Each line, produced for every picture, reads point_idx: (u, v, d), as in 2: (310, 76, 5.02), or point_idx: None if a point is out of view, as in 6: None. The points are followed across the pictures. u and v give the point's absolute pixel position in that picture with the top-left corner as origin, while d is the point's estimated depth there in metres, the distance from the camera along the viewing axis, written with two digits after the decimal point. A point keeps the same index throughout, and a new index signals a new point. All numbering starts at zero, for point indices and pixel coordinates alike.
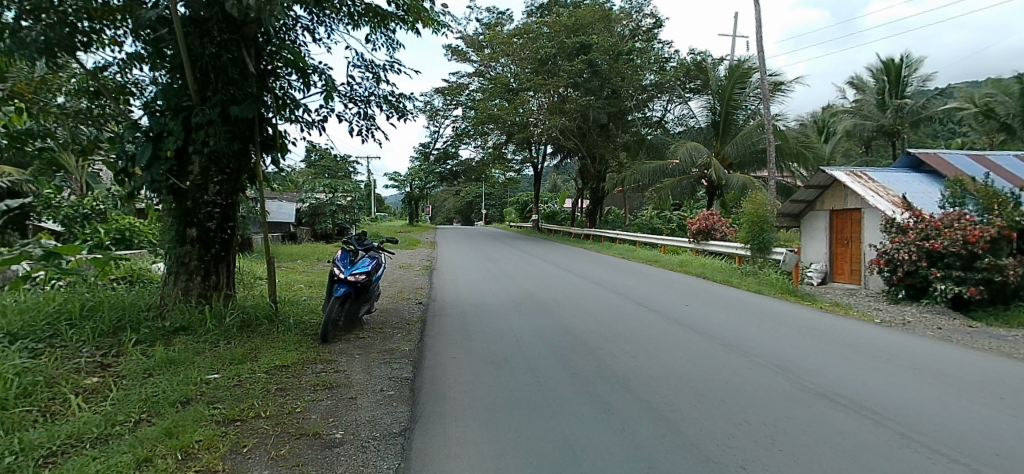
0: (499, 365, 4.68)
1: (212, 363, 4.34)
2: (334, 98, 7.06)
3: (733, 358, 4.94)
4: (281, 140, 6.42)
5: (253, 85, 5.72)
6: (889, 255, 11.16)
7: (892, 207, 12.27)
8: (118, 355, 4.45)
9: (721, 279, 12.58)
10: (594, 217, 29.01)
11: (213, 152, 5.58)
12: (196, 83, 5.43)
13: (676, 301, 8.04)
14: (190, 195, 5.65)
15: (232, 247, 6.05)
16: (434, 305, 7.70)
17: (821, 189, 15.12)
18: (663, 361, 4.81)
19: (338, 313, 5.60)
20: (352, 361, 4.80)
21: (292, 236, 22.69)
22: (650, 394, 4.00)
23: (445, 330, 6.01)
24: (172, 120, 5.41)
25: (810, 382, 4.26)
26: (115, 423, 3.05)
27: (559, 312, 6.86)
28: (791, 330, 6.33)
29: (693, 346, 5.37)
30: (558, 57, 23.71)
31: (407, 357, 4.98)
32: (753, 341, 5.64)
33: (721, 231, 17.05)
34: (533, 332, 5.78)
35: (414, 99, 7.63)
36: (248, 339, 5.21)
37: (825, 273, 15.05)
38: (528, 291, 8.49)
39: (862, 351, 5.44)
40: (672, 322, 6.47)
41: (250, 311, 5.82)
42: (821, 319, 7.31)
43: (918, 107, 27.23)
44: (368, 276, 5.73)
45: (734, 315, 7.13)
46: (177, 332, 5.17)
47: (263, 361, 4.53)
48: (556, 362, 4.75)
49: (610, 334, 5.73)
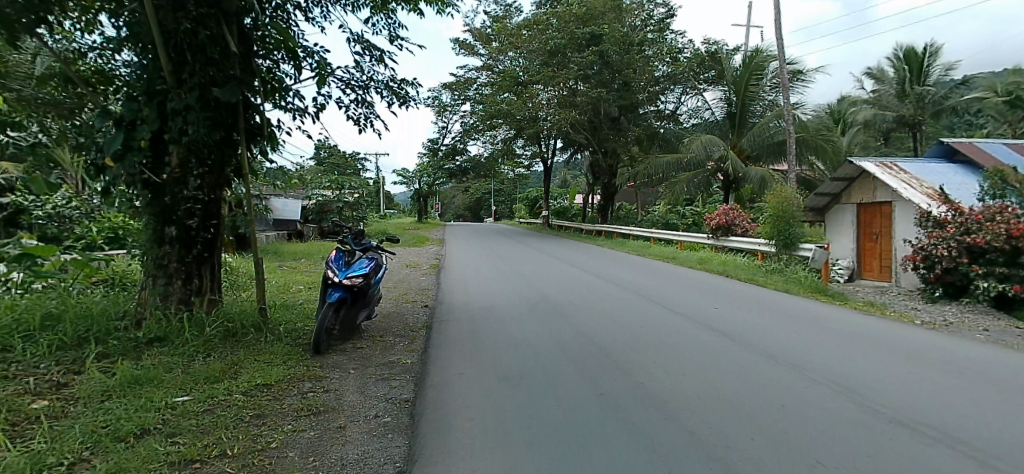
0: (514, 383, 4.08)
1: (182, 383, 3.76)
2: (329, 83, 6.46)
3: (783, 373, 4.34)
4: (273, 129, 5.87)
5: (235, 66, 5.16)
6: (926, 252, 10.38)
7: (927, 201, 11.52)
8: (76, 372, 3.89)
9: (745, 277, 11.88)
10: (606, 214, 28.33)
11: (192, 141, 5.02)
12: (171, 63, 4.89)
13: (704, 303, 7.45)
14: (167, 189, 5.09)
15: (216, 247, 5.49)
16: (441, 309, 7.11)
17: (847, 181, 14.36)
18: (703, 378, 4.21)
19: (332, 321, 5.02)
20: (345, 378, 4.21)
21: (300, 234, 21.92)
22: (694, 423, 3.37)
23: (452, 339, 5.45)
24: (146, 105, 4.88)
25: (881, 406, 3.65)
26: (41, 468, 2.49)
27: (578, 317, 6.32)
28: (839, 338, 5.73)
29: (734, 358, 4.76)
30: (567, 49, 23.04)
31: (409, 373, 4.37)
32: (799, 352, 5.02)
33: (742, 226, 16.30)
34: (553, 342, 5.22)
35: (417, 85, 7.01)
36: (231, 351, 4.65)
37: (852, 270, 14.26)
38: (543, 294, 7.92)
39: (928, 364, 4.79)
40: (706, 329, 5.86)
41: (234, 318, 5.21)
42: (867, 323, 6.69)
43: (939, 97, 26.28)
44: (366, 278, 5.15)
45: (771, 320, 6.55)
46: (151, 343, 4.62)
47: (242, 380, 3.96)
48: (579, 379, 4.18)
49: (637, 345, 5.14)
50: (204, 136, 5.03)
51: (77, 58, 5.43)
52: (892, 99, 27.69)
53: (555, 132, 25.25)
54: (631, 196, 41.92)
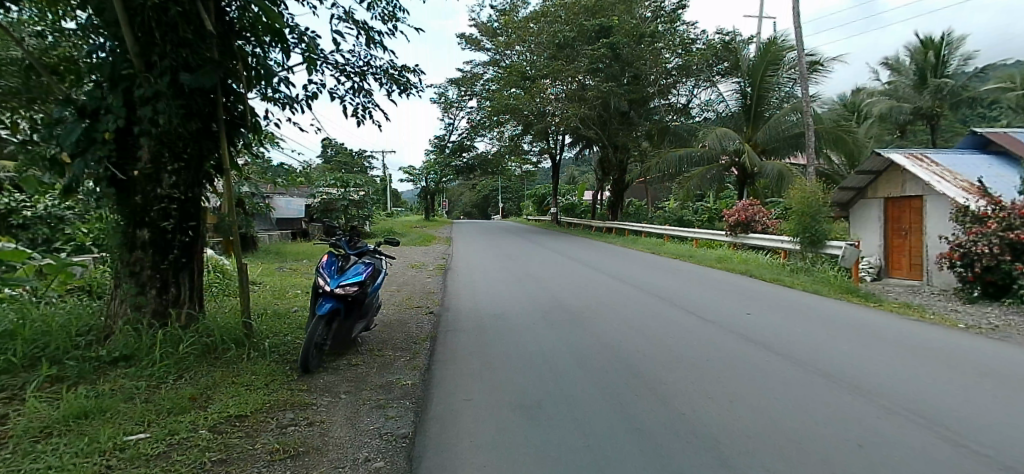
0: (531, 414, 3.47)
1: (139, 416, 3.21)
2: (322, 69, 5.87)
3: (846, 401, 3.69)
4: (256, 119, 5.29)
5: (213, 48, 4.53)
6: (964, 249, 9.65)
7: (964, 194, 10.76)
8: (15, 402, 3.34)
9: (770, 277, 11.19)
10: (616, 210, 27.72)
11: (165, 133, 4.43)
12: (138, 45, 4.28)
13: (735, 308, 6.86)
14: (138, 188, 4.53)
15: (195, 252, 4.93)
16: (447, 316, 6.55)
17: (874, 174, 13.61)
18: (753, 406, 3.58)
19: (323, 336, 4.43)
20: (334, 406, 3.62)
21: (303, 233, 21.14)
22: (756, 469, 2.72)
23: (459, 355, 4.88)
24: (110, 93, 4.27)
25: (977, 443, 3.04)
26: None
27: (600, 327, 5.75)
28: (892, 350, 5.09)
29: (782, 379, 4.14)
30: (577, 41, 22.36)
31: (409, 400, 3.77)
32: (854, 370, 4.38)
33: (762, 222, 15.62)
34: (574, 359, 4.64)
35: (419, 72, 6.41)
36: (208, 371, 4.09)
37: (879, 268, 13.52)
38: (558, 299, 7.37)
39: (1009, 383, 4.12)
40: (743, 341, 5.26)
41: (213, 332, 4.64)
42: (914, 331, 6.04)
43: (959, 88, 25.23)
44: (361, 287, 4.57)
45: (809, 328, 5.92)
46: (117, 363, 4.07)
47: (214, 409, 3.41)
48: (607, 406, 3.60)
49: (669, 361, 4.58)
50: (177, 127, 4.44)
51: (50, 46, 4.80)
52: (909, 90, 26.79)
53: (564, 127, 24.64)
54: (642, 191, 41.40)
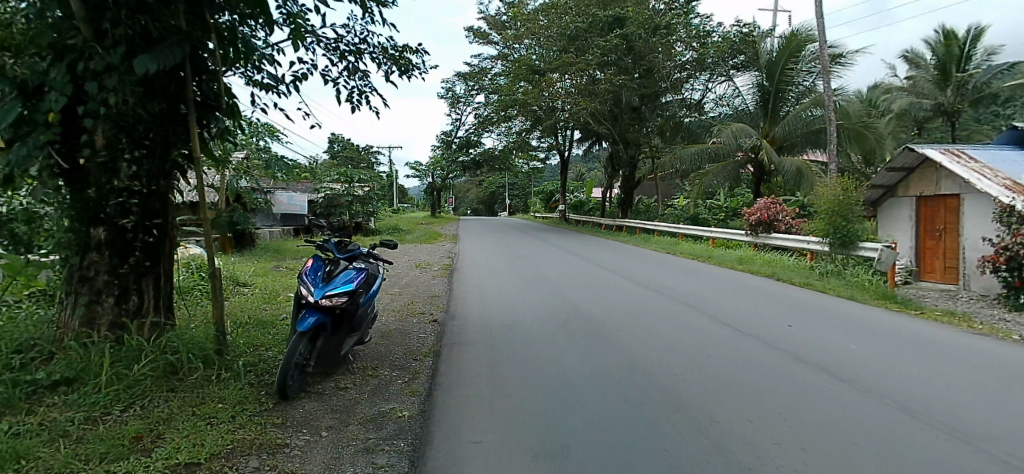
0: (558, 463, 2.76)
1: (60, 464, 2.53)
2: (311, 46, 5.18)
3: (945, 447, 2.98)
4: (234, 101, 4.56)
5: (178, 15, 3.88)
6: (1012, 252, 8.83)
7: (1009, 192, 9.89)
8: None
9: (800, 281, 10.39)
10: (627, 208, 26.78)
11: (121, 114, 3.76)
12: (86, 8, 3.63)
13: (771, 318, 6.20)
14: (92, 179, 3.88)
15: (161, 255, 4.26)
16: (454, 326, 5.89)
17: (906, 171, 12.76)
18: (834, 455, 2.86)
19: (305, 355, 3.75)
20: (311, 448, 2.94)
21: (306, 229, 20.58)
22: None
23: (467, 377, 4.21)
24: (53, 66, 3.55)
25: None
26: None
27: (624, 343, 5.12)
28: (969, 374, 4.37)
29: (857, 415, 3.43)
30: (589, 33, 21.44)
31: (405, 440, 3.10)
32: (939, 403, 3.66)
33: (784, 222, 14.79)
34: (603, 385, 3.97)
35: (422, 52, 5.70)
36: (165, 399, 3.42)
37: (910, 272, 12.69)
38: (575, 307, 6.73)
39: None
40: (793, 361, 4.57)
41: (179, 349, 3.95)
42: (983, 347, 5.28)
43: (982, 83, 24.02)
44: (353, 298, 3.88)
45: (863, 343, 5.22)
46: (57, 388, 3.43)
47: (159, 452, 2.74)
48: (647, 450, 2.93)
49: (712, 388, 3.91)
50: (136, 107, 3.76)
51: None
52: (929, 86, 25.75)
53: (574, 122, 23.89)
54: (651, 188, 40.64)
